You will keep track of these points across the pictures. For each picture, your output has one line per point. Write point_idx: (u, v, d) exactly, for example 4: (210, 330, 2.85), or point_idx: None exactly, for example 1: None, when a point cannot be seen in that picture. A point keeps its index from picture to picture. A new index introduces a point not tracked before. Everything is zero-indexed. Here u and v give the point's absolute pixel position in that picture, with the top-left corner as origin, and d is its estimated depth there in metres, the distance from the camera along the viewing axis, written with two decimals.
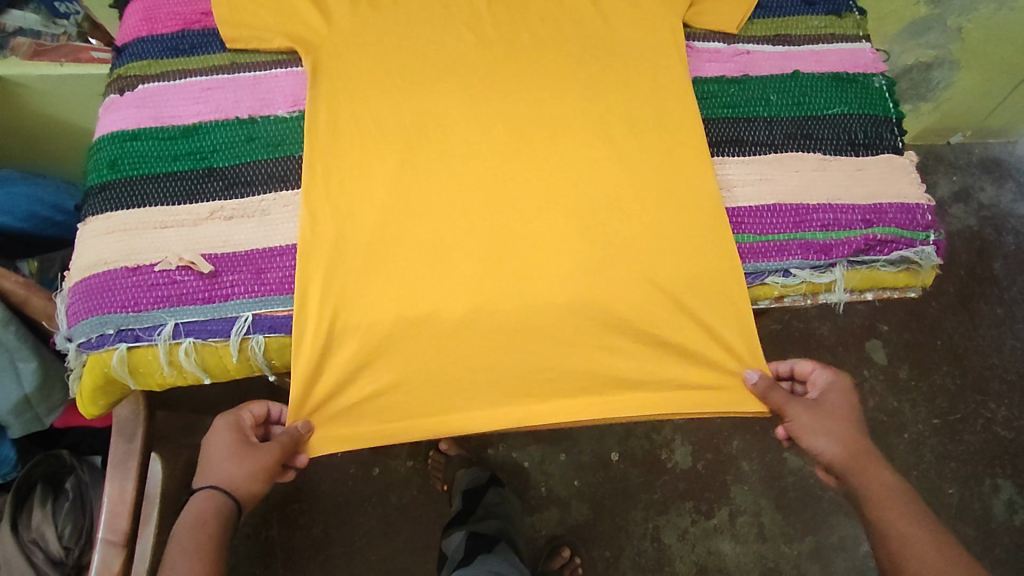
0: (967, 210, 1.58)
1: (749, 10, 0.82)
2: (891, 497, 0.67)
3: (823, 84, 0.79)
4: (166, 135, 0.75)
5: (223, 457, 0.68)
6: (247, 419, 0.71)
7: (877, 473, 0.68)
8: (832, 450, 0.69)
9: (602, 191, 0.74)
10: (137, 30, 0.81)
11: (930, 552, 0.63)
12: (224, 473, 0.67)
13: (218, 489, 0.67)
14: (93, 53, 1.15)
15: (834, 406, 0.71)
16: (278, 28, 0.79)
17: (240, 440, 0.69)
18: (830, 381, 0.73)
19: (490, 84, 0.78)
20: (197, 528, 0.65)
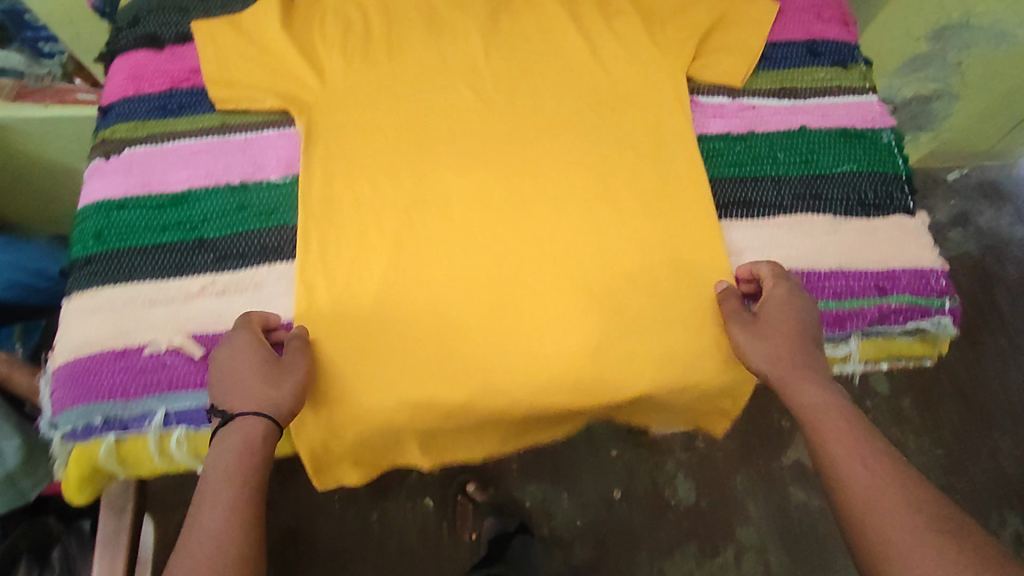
0: (965, 236, 1.58)
1: (753, 63, 0.80)
2: (824, 416, 0.61)
3: (830, 140, 0.77)
4: (153, 203, 0.72)
5: (244, 378, 0.61)
6: (259, 339, 0.64)
7: (811, 386, 0.62)
8: (766, 359, 0.64)
9: (609, 256, 0.71)
10: (123, 89, 0.78)
11: (857, 469, 0.57)
12: (257, 396, 0.60)
13: (257, 415, 0.60)
14: (79, 95, 1.13)
15: (777, 316, 0.65)
16: (268, 88, 0.76)
17: (266, 360, 0.63)
18: (781, 288, 0.67)
19: (490, 142, 0.76)
20: (240, 458, 0.58)
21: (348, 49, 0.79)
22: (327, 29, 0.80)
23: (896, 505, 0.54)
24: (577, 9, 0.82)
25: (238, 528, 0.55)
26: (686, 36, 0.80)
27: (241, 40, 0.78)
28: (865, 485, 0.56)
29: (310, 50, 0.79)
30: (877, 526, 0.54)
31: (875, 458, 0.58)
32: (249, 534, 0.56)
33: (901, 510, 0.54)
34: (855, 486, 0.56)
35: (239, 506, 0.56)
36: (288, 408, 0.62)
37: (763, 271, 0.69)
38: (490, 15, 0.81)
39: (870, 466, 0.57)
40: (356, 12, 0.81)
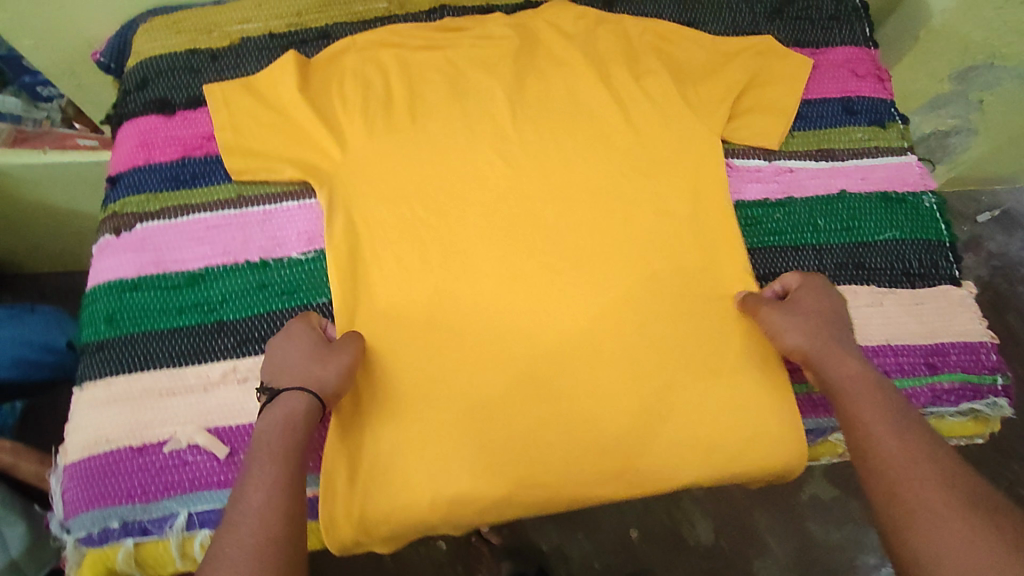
0: (978, 261, 1.54)
1: (788, 124, 0.78)
2: (860, 387, 0.61)
3: (871, 205, 0.75)
4: (169, 283, 0.68)
5: (297, 357, 0.63)
6: (317, 326, 0.66)
7: (847, 360, 0.63)
8: (803, 341, 0.64)
9: (649, 333, 0.69)
10: (133, 158, 0.74)
11: (890, 441, 0.57)
12: (304, 373, 0.61)
13: (302, 390, 0.60)
14: (79, 139, 1.06)
15: (811, 305, 0.66)
16: (289, 157, 0.73)
17: (317, 344, 0.64)
18: (811, 285, 0.68)
19: (521, 212, 0.74)
20: (285, 431, 0.59)
21: (370, 112, 0.75)
22: (347, 91, 0.76)
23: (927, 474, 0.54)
24: (606, 69, 0.79)
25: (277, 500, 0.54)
26: (719, 98, 0.77)
27: (257, 104, 0.75)
28: (897, 454, 0.56)
29: (331, 112, 0.75)
30: (906, 495, 0.54)
31: (908, 431, 0.58)
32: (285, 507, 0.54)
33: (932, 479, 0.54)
34: (889, 459, 0.56)
35: (279, 483, 0.55)
36: (332, 391, 0.62)
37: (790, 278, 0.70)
38: (516, 75, 0.79)
39: (903, 439, 0.57)
40: (377, 71, 0.78)
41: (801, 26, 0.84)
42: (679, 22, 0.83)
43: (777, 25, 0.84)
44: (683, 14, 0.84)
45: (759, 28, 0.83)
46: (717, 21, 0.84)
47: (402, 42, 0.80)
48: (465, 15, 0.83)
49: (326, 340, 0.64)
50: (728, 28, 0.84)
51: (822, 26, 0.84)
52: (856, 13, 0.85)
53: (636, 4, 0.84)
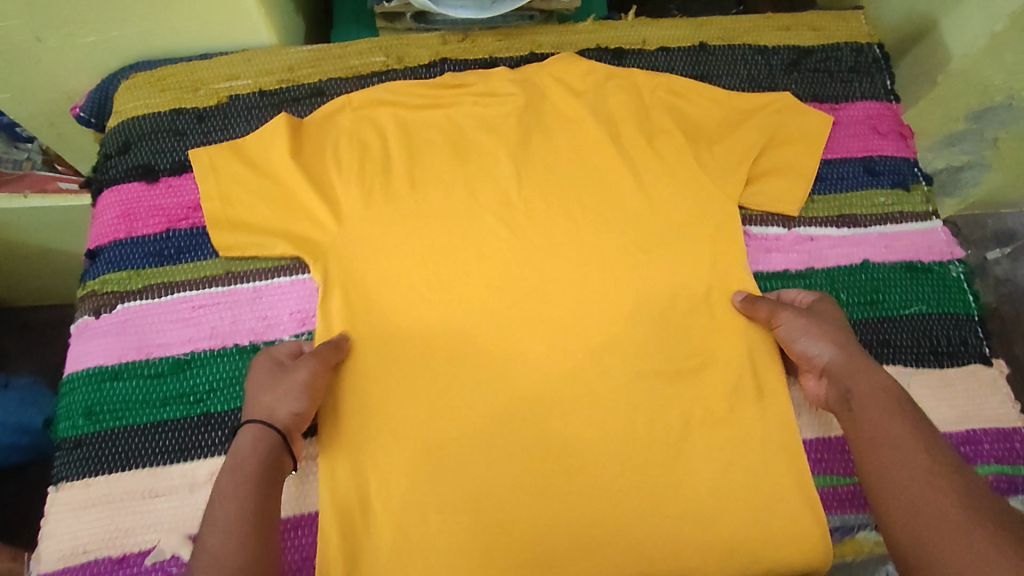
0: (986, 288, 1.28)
1: (808, 187, 0.74)
2: (880, 400, 0.59)
3: (895, 276, 0.71)
4: (153, 371, 0.64)
5: (253, 388, 0.61)
6: (285, 347, 0.65)
7: (866, 372, 0.61)
8: (822, 350, 0.63)
9: (667, 420, 0.66)
10: (114, 230, 0.70)
11: (905, 463, 0.54)
12: (260, 397, 0.60)
13: (258, 418, 0.59)
14: (61, 183, 0.96)
15: (830, 318, 0.65)
16: (281, 230, 0.69)
17: (275, 366, 0.62)
18: (829, 301, 0.67)
19: (530, 287, 0.70)
20: (237, 467, 0.56)
21: (368, 179, 0.71)
22: (342, 156, 0.72)
23: (942, 496, 0.51)
24: (616, 129, 0.75)
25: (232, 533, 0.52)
26: (737, 160, 0.73)
27: (248, 172, 0.71)
28: (912, 474, 0.53)
29: (325, 181, 0.71)
30: (927, 520, 0.51)
31: (931, 447, 0.55)
32: (240, 538, 0.52)
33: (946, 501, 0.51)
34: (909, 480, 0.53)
35: (234, 521, 0.53)
36: (294, 412, 0.60)
37: (808, 294, 0.69)
38: (523, 137, 0.74)
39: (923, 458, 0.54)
40: (373, 133, 0.74)
41: (819, 80, 0.79)
42: (692, 76, 0.79)
43: (795, 78, 0.79)
44: (696, 66, 0.80)
45: (776, 82, 0.79)
46: (732, 74, 0.79)
47: (400, 99, 0.75)
48: (467, 70, 0.78)
49: (286, 361, 0.63)
50: (744, 82, 0.79)
51: (842, 78, 0.80)
52: (876, 64, 0.81)
53: (648, 57, 0.80)
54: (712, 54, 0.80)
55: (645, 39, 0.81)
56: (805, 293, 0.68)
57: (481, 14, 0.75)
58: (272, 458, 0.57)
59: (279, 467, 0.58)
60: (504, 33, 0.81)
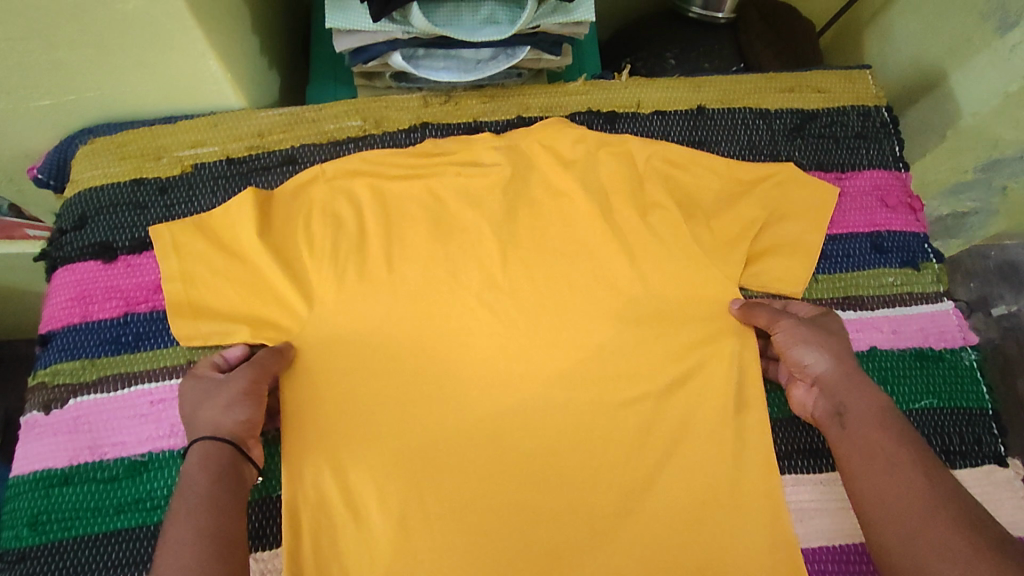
0: (988, 322, 1.09)
1: (812, 267, 0.69)
2: (877, 418, 0.57)
3: (904, 366, 0.66)
4: (106, 474, 0.59)
5: (196, 406, 0.58)
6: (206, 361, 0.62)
7: (862, 390, 0.59)
8: (821, 360, 0.61)
9: (656, 521, 0.62)
10: (68, 313, 0.65)
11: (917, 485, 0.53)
12: (197, 417, 0.57)
13: (205, 434, 0.56)
14: (29, 230, 0.81)
15: (833, 327, 0.63)
16: (249, 318, 0.64)
17: (210, 383, 0.59)
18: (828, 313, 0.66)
19: (515, 377, 0.66)
20: (190, 486, 0.53)
21: (341, 259, 0.66)
22: (314, 231, 0.68)
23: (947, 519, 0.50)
24: (608, 201, 0.70)
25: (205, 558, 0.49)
26: (735, 238, 0.69)
27: (214, 251, 0.66)
28: (918, 495, 0.52)
29: (295, 260, 0.66)
30: (928, 542, 0.49)
31: (930, 470, 0.53)
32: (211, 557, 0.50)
33: (950, 522, 0.49)
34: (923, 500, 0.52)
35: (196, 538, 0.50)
36: (241, 419, 0.58)
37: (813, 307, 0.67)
38: (508, 210, 0.70)
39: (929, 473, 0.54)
40: (347, 206, 0.69)
41: (824, 146, 0.75)
42: (688, 142, 0.75)
43: (798, 144, 0.75)
44: (694, 131, 0.75)
45: (778, 149, 0.75)
46: (731, 140, 0.75)
47: (378, 169, 0.70)
48: (449, 135, 0.74)
49: (218, 374, 0.60)
50: (744, 148, 0.75)
51: (848, 145, 0.75)
52: (884, 129, 0.76)
53: (642, 121, 0.75)
54: (710, 118, 0.76)
55: (640, 101, 0.76)
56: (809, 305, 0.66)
57: (465, 78, 0.72)
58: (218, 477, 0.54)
59: (238, 477, 0.56)
60: (489, 93, 0.76)
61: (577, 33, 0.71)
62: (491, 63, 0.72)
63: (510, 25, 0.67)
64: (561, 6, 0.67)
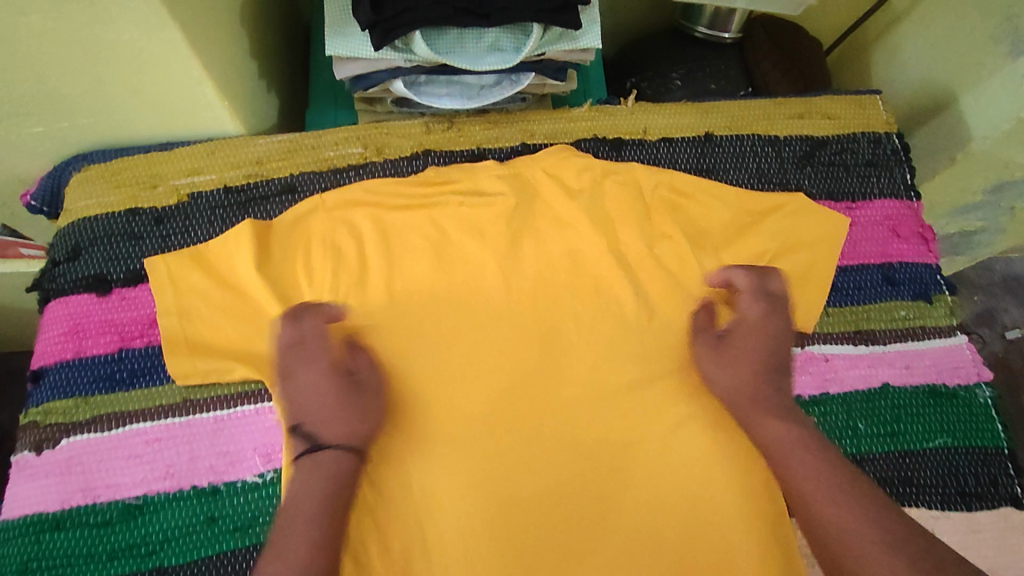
0: (992, 339, 1.08)
1: (823, 301, 0.68)
2: (788, 450, 0.56)
3: (918, 404, 0.65)
4: (99, 518, 0.58)
5: (333, 407, 0.58)
6: (314, 325, 0.61)
7: (773, 419, 0.59)
8: (726, 381, 0.62)
9: (672, 572, 0.58)
10: (60, 348, 0.63)
11: (830, 505, 0.52)
12: (326, 408, 0.57)
13: (345, 442, 0.56)
14: (24, 250, 0.80)
15: (744, 334, 0.63)
16: (247, 354, 0.63)
17: (347, 387, 0.59)
18: (765, 283, 0.65)
19: (517, 414, 0.63)
20: (316, 487, 0.53)
21: (343, 294, 0.65)
22: (315, 263, 0.66)
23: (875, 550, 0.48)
24: (614, 232, 0.69)
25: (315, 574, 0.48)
26: None
27: (212, 286, 0.65)
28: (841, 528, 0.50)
29: (296, 294, 0.65)
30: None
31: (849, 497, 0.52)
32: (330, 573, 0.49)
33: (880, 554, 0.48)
34: (832, 524, 0.51)
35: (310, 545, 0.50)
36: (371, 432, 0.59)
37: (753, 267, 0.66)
38: (513, 240, 0.68)
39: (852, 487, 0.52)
40: (347, 236, 0.67)
41: (834, 174, 0.73)
42: (696, 170, 0.73)
43: (808, 173, 0.73)
44: (701, 159, 0.74)
45: (788, 177, 0.73)
46: (739, 168, 0.73)
47: (380, 199, 0.69)
48: (452, 163, 0.73)
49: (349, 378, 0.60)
50: (753, 176, 0.73)
51: (859, 173, 0.74)
52: (895, 156, 0.75)
53: (648, 149, 0.74)
54: (718, 145, 0.74)
55: (647, 127, 0.75)
56: (739, 271, 0.65)
57: (469, 105, 0.70)
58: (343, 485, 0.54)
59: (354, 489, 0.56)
60: (492, 119, 0.75)
61: (583, 60, 0.69)
62: (496, 89, 0.70)
63: (515, 53, 0.65)
64: (567, 33, 0.66)
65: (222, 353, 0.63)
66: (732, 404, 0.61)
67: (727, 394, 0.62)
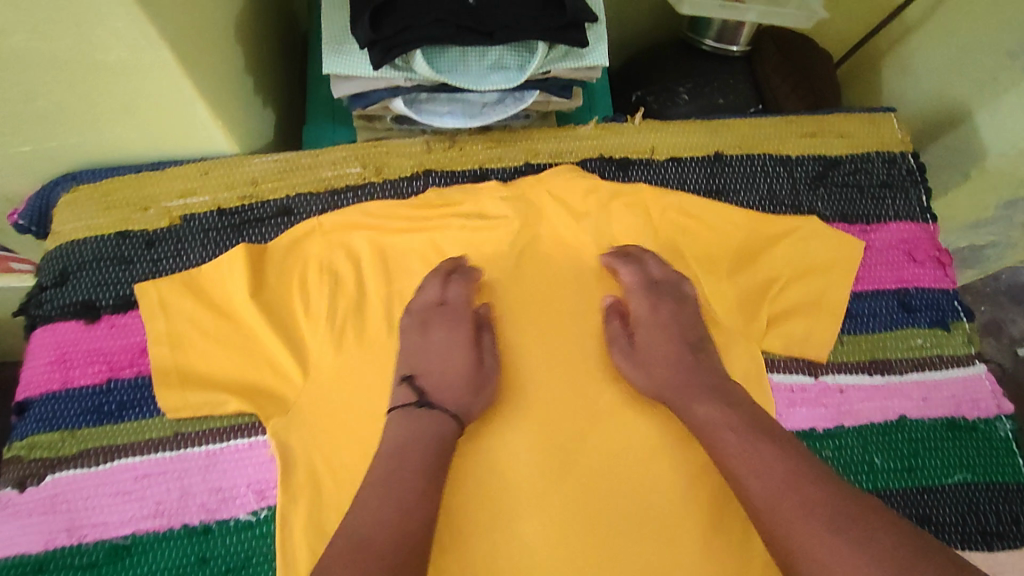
0: (1004, 355, 1.06)
1: (837, 329, 0.66)
2: (718, 427, 0.54)
3: (936, 437, 0.63)
4: (85, 559, 0.55)
5: (459, 375, 0.59)
6: (459, 293, 0.63)
7: (699, 402, 0.57)
8: (649, 379, 0.60)
9: None
10: (46, 379, 0.61)
11: (755, 477, 0.50)
12: (448, 372, 0.59)
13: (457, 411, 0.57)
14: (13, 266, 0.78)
15: (652, 330, 0.63)
16: (241, 385, 0.61)
17: (475, 360, 0.61)
18: (647, 269, 0.65)
19: (520, 448, 0.60)
20: (423, 444, 0.53)
21: (339, 321, 0.63)
22: (312, 290, 0.64)
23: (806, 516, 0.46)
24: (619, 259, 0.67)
25: (411, 529, 0.47)
26: (754, 299, 0.66)
27: (204, 313, 0.62)
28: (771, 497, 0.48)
29: (292, 321, 0.63)
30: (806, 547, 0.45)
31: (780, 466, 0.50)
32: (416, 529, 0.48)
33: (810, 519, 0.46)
34: (757, 496, 0.49)
35: (413, 498, 0.49)
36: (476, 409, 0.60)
37: (633, 249, 0.67)
38: (517, 266, 0.67)
39: (782, 455, 0.50)
40: (345, 262, 0.65)
41: (848, 195, 0.71)
42: (705, 192, 0.71)
43: (821, 194, 0.71)
44: (711, 179, 0.71)
45: (801, 199, 0.71)
46: (750, 189, 0.71)
47: (379, 222, 0.67)
48: (454, 183, 0.70)
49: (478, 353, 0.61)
50: (764, 198, 0.71)
51: (873, 194, 0.71)
52: (910, 176, 0.72)
53: (656, 169, 0.71)
54: (728, 165, 0.72)
55: (655, 146, 0.72)
56: (619, 256, 0.66)
57: (471, 123, 0.68)
58: (444, 451, 0.54)
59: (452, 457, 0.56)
60: (495, 137, 0.72)
61: (589, 77, 0.66)
62: (498, 107, 0.68)
63: (519, 71, 0.62)
64: (572, 51, 0.63)
65: (213, 384, 0.60)
66: (661, 394, 0.59)
67: (654, 387, 0.60)
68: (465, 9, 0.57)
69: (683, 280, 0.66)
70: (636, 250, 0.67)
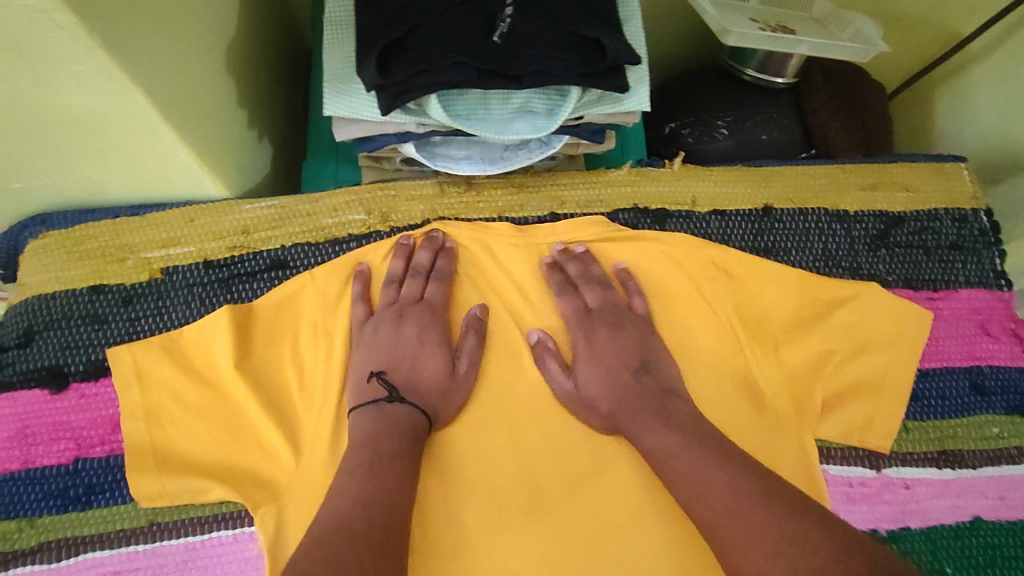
0: None
1: (902, 415, 0.58)
2: (671, 449, 0.50)
3: (1016, 543, 0.56)
4: None
5: (422, 376, 0.55)
6: (438, 292, 0.59)
7: (648, 428, 0.52)
8: (593, 408, 0.55)
9: None
10: (5, 457, 0.54)
11: (701, 496, 0.46)
12: (425, 375, 0.55)
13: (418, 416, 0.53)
14: None
15: (588, 360, 0.57)
16: (225, 468, 0.53)
17: (449, 367, 0.56)
18: (580, 297, 0.60)
19: (541, 549, 0.52)
20: (379, 439, 0.50)
21: (339, 395, 0.56)
22: (309, 357, 0.57)
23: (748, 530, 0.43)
24: (679, 321, 0.60)
25: (383, 516, 0.45)
26: (806, 376, 0.58)
27: (185, 382, 0.55)
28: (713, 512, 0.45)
29: (285, 393, 0.56)
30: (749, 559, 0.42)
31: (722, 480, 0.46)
32: (394, 513, 0.46)
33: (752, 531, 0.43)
34: (705, 517, 0.45)
35: (379, 491, 0.46)
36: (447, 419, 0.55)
37: (570, 263, 0.61)
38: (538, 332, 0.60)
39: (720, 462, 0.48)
40: (345, 322, 0.59)
41: (913, 257, 0.63)
42: (753, 250, 0.63)
43: (882, 257, 0.63)
44: (760, 236, 0.63)
45: (859, 262, 0.63)
46: (804, 248, 0.63)
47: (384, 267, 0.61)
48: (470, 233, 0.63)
49: (456, 361, 0.57)
50: (819, 259, 0.63)
51: (942, 257, 0.63)
52: (983, 238, 0.65)
53: (698, 222, 0.63)
54: (778, 221, 0.64)
55: (696, 196, 0.64)
56: (555, 284, 0.60)
57: (490, 170, 0.60)
58: (415, 444, 0.51)
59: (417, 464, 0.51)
60: (517, 182, 0.65)
61: (625, 122, 0.59)
62: (521, 151, 0.60)
63: (549, 116, 0.55)
64: (608, 94, 0.55)
65: (195, 466, 0.53)
66: (615, 425, 0.55)
67: (604, 416, 0.55)
68: (488, 49, 0.49)
69: (620, 298, 0.60)
70: (576, 260, 0.61)
